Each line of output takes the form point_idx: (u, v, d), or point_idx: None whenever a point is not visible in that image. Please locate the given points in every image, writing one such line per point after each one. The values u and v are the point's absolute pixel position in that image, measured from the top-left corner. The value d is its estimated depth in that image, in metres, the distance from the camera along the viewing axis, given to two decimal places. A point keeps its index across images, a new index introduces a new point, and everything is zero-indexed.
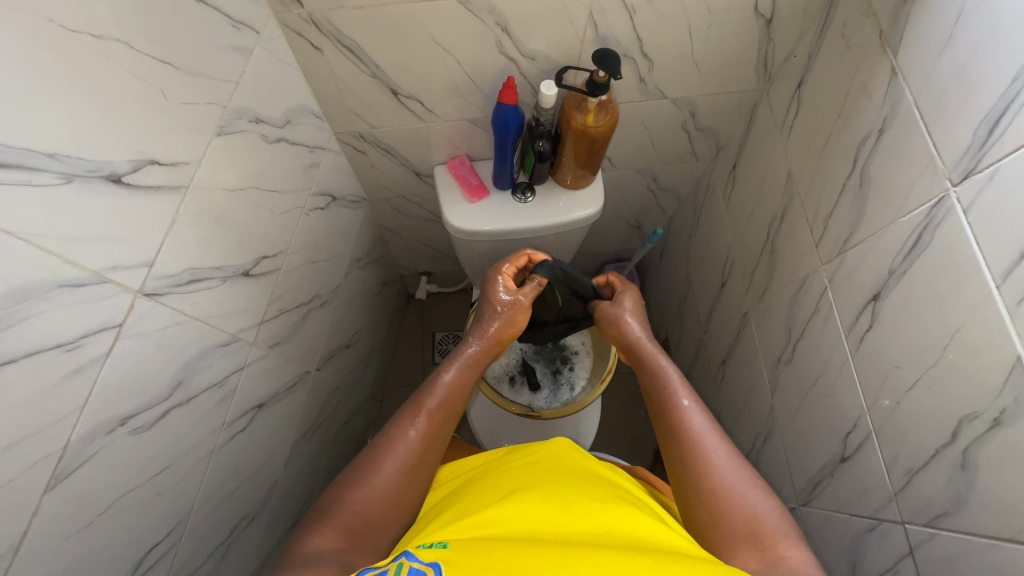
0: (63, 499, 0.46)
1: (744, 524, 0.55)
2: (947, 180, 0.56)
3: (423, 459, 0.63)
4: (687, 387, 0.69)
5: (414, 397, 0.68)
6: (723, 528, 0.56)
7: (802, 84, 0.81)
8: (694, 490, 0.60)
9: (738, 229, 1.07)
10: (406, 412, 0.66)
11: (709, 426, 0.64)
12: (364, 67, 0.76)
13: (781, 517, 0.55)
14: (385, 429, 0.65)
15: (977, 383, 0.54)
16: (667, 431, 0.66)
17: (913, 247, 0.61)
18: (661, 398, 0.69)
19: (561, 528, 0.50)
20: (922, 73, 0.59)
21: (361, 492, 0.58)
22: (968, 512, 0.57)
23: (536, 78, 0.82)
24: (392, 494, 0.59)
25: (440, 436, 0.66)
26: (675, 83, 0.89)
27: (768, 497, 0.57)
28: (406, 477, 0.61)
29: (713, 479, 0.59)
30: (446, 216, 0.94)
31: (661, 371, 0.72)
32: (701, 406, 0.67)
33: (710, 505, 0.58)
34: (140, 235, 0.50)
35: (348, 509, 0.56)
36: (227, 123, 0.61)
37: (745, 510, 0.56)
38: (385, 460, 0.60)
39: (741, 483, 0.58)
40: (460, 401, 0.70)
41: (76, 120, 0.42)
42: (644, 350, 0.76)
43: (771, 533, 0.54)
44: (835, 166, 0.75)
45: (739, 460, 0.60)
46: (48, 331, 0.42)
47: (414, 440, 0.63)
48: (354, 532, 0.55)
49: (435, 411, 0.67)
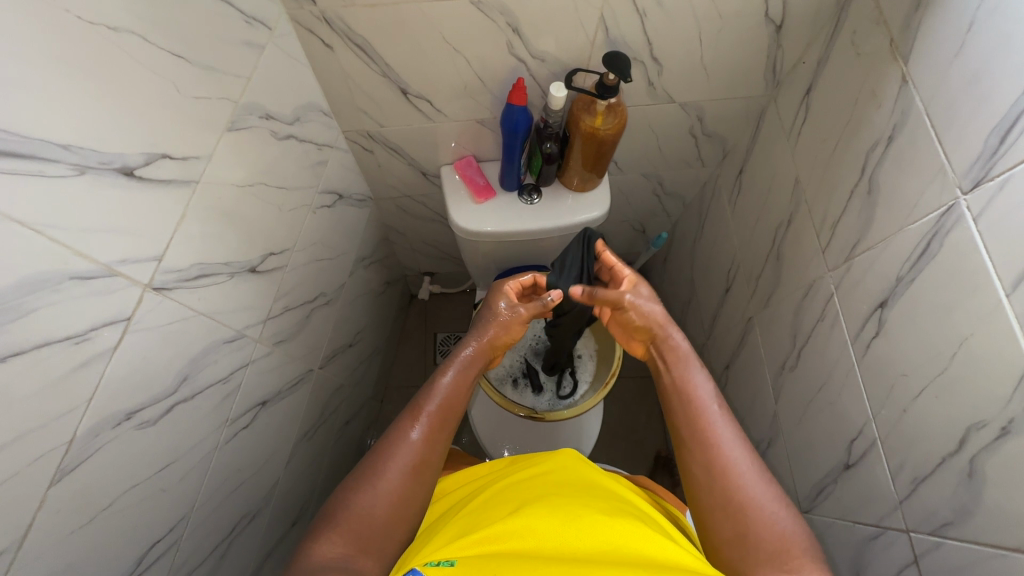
0: (67, 494, 0.46)
1: (771, 542, 0.56)
2: (957, 188, 0.56)
3: (426, 463, 0.62)
4: (716, 395, 0.68)
5: (413, 401, 0.67)
6: (746, 544, 0.57)
7: (811, 91, 0.81)
8: (716, 505, 0.60)
9: (743, 234, 1.07)
10: (407, 415, 0.65)
11: (736, 435, 0.64)
12: (374, 65, 0.76)
13: (804, 534, 0.57)
14: (388, 432, 0.64)
15: (984, 392, 0.54)
16: (691, 436, 0.65)
17: (922, 255, 0.61)
18: (686, 405, 0.67)
19: (568, 545, 0.50)
20: (934, 80, 0.59)
21: (366, 497, 0.57)
22: (975, 522, 0.56)
23: (545, 79, 0.82)
24: (398, 498, 0.58)
25: (442, 438, 0.65)
26: (684, 87, 0.89)
27: (793, 515, 0.58)
28: (411, 480, 0.60)
29: (743, 494, 0.59)
30: (452, 216, 0.94)
31: (690, 374, 0.70)
32: (729, 415, 0.67)
33: (734, 521, 0.58)
34: (150, 229, 0.50)
35: (354, 514, 0.56)
36: (238, 119, 0.61)
37: (771, 527, 0.57)
38: (388, 464, 0.60)
39: (767, 499, 0.59)
40: (460, 401, 0.69)
41: (89, 113, 0.42)
42: (676, 350, 0.73)
43: (796, 553, 0.55)
44: (843, 173, 0.75)
45: (767, 475, 0.61)
46: (58, 323, 0.42)
47: (417, 443, 0.62)
48: (362, 538, 0.55)
49: (435, 414, 0.66)
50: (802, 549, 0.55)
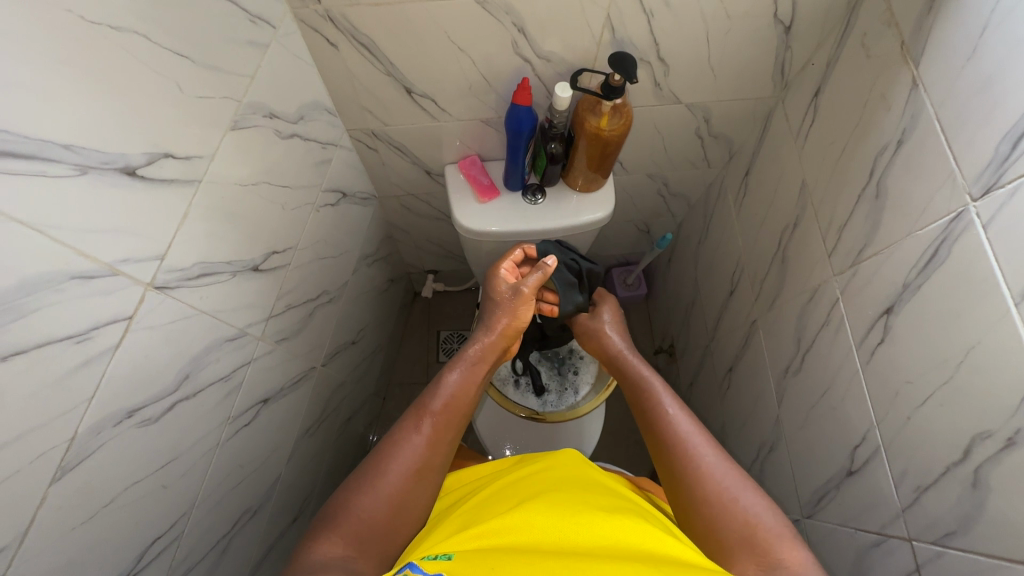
0: (68, 491, 0.46)
1: (737, 526, 0.55)
2: (966, 195, 0.56)
3: (429, 464, 0.62)
4: (670, 394, 0.70)
5: (417, 401, 0.68)
6: (715, 532, 0.56)
7: (819, 93, 0.80)
8: (686, 498, 0.59)
9: (748, 236, 1.06)
10: (412, 416, 0.65)
11: (695, 431, 0.65)
12: (379, 64, 0.76)
13: (774, 517, 0.55)
14: (390, 433, 0.64)
15: (991, 403, 0.53)
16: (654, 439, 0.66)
17: (929, 262, 0.61)
18: (645, 407, 0.69)
19: (566, 539, 0.49)
20: (945, 85, 0.58)
21: (367, 499, 0.57)
22: (977, 532, 0.56)
23: (551, 79, 0.82)
24: (399, 500, 0.58)
25: (447, 440, 0.65)
26: (690, 88, 0.88)
27: (760, 497, 0.57)
28: (411, 482, 0.60)
29: (702, 483, 0.59)
30: (456, 215, 0.94)
31: (644, 379, 0.73)
32: (688, 412, 0.68)
33: (699, 510, 0.58)
34: (151, 228, 0.49)
35: (354, 516, 0.56)
36: (241, 118, 0.61)
37: (736, 513, 0.56)
38: (389, 465, 0.60)
39: (733, 485, 0.58)
40: (467, 402, 0.69)
41: (92, 114, 0.42)
42: (629, 362, 0.77)
43: (762, 535, 0.54)
44: (851, 176, 0.74)
45: (727, 462, 0.61)
46: (58, 323, 0.42)
47: (419, 444, 0.63)
48: (362, 538, 0.55)
49: (442, 417, 0.66)
50: (771, 530, 0.54)
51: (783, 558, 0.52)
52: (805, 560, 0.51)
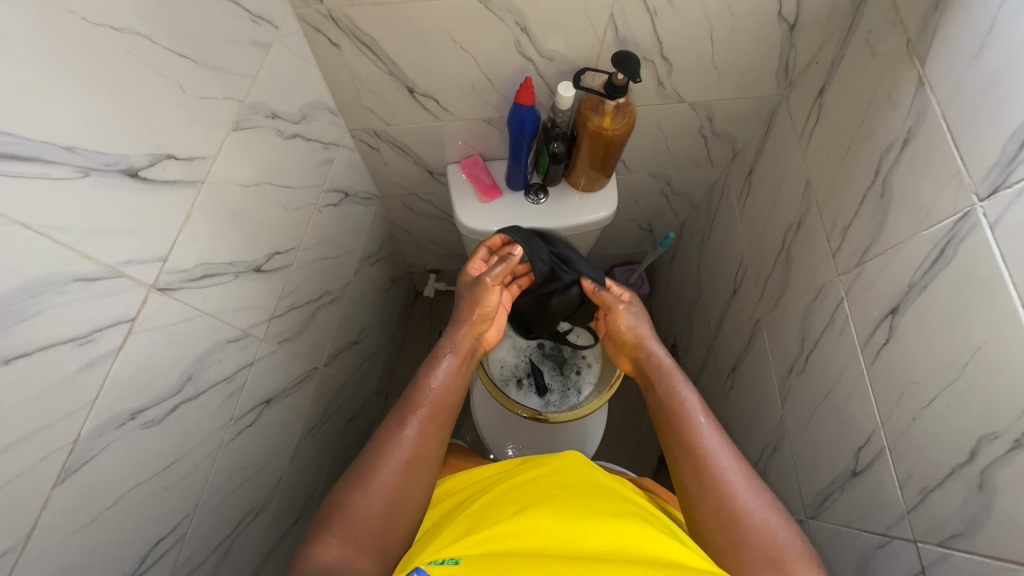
0: (72, 492, 0.46)
1: (765, 549, 0.55)
2: (973, 195, 0.55)
3: (420, 457, 0.62)
4: (703, 407, 0.68)
5: (403, 397, 0.68)
6: (739, 551, 0.56)
7: (824, 91, 0.80)
8: (713, 514, 0.59)
9: (752, 235, 1.05)
10: (397, 412, 0.65)
11: (725, 446, 0.63)
12: (381, 64, 0.76)
13: (798, 542, 0.56)
14: (378, 433, 0.64)
15: (998, 404, 0.53)
16: (681, 449, 0.64)
17: (935, 262, 0.60)
18: (677, 417, 0.67)
19: (573, 544, 0.49)
20: (951, 83, 0.58)
21: (359, 499, 0.57)
22: (984, 534, 0.56)
23: (553, 79, 0.81)
24: (392, 497, 0.58)
25: (435, 431, 0.65)
26: (694, 87, 0.88)
27: (787, 522, 0.58)
28: (403, 476, 0.60)
29: (733, 503, 0.58)
30: (458, 215, 0.93)
31: (676, 388, 0.71)
32: (716, 424, 0.66)
33: (726, 528, 0.57)
34: (154, 230, 0.49)
35: (349, 517, 0.56)
36: (244, 118, 0.60)
37: (764, 536, 0.56)
38: (379, 461, 0.60)
39: (760, 506, 0.58)
40: (451, 394, 0.69)
41: (95, 115, 0.42)
42: (663, 367, 0.75)
43: (789, 560, 0.54)
44: (856, 176, 0.74)
45: (756, 481, 0.60)
46: (60, 325, 0.41)
47: (408, 438, 0.63)
48: (358, 537, 0.55)
49: (428, 410, 0.66)
50: (797, 554, 0.55)
51: None
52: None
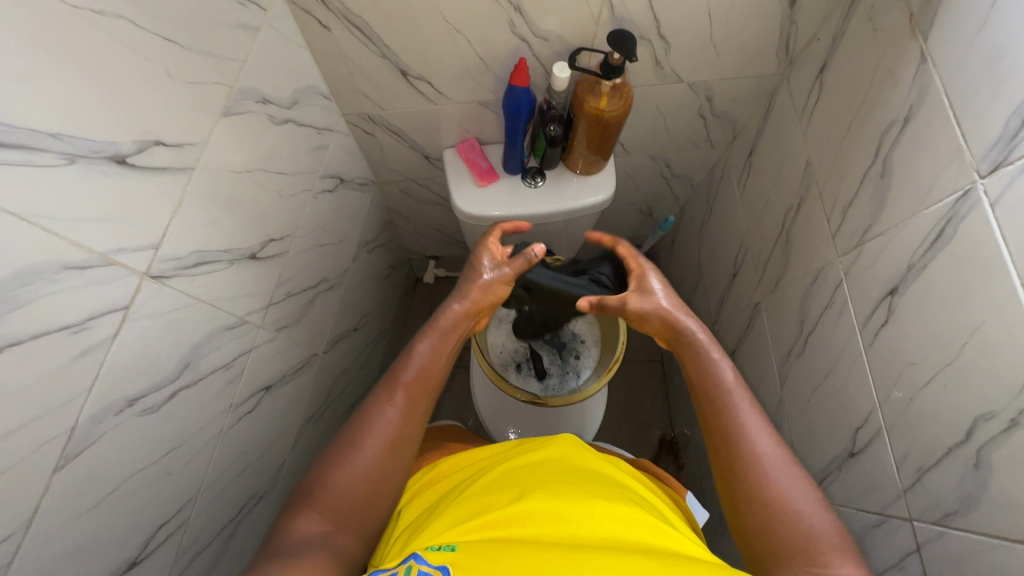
0: (72, 479, 0.46)
1: (798, 541, 0.53)
2: (974, 172, 0.54)
3: (404, 438, 0.62)
4: (741, 386, 0.65)
5: (390, 371, 0.67)
6: (768, 538, 0.54)
7: (825, 69, 0.78)
8: (746, 503, 0.57)
9: (752, 217, 1.04)
10: (384, 387, 0.65)
11: (763, 429, 0.61)
12: (373, 46, 0.74)
13: (836, 531, 0.53)
14: (364, 405, 0.64)
15: (994, 384, 0.53)
16: (719, 432, 0.62)
17: (935, 241, 0.59)
18: (715, 399, 0.64)
19: (568, 531, 0.49)
20: (953, 58, 0.56)
21: (344, 473, 0.57)
22: (979, 512, 0.56)
23: (548, 60, 0.80)
24: (376, 473, 0.59)
25: (419, 410, 0.65)
26: (691, 66, 0.86)
27: (826, 511, 0.55)
28: (387, 454, 0.60)
29: (768, 490, 0.56)
30: (455, 200, 0.93)
31: (712, 365, 0.67)
32: (755, 407, 0.63)
33: (758, 516, 0.56)
34: (145, 217, 0.49)
35: (330, 492, 0.56)
36: (234, 104, 0.60)
37: (797, 524, 0.54)
38: (364, 439, 0.60)
39: (797, 496, 0.56)
40: (438, 372, 0.69)
41: (81, 102, 0.41)
42: (697, 343, 0.70)
43: (825, 549, 0.52)
44: (857, 155, 0.73)
45: (797, 471, 0.57)
46: (53, 313, 0.42)
47: (393, 416, 0.62)
48: (339, 512, 0.56)
49: (414, 388, 0.66)
50: (833, 544, 0.52)
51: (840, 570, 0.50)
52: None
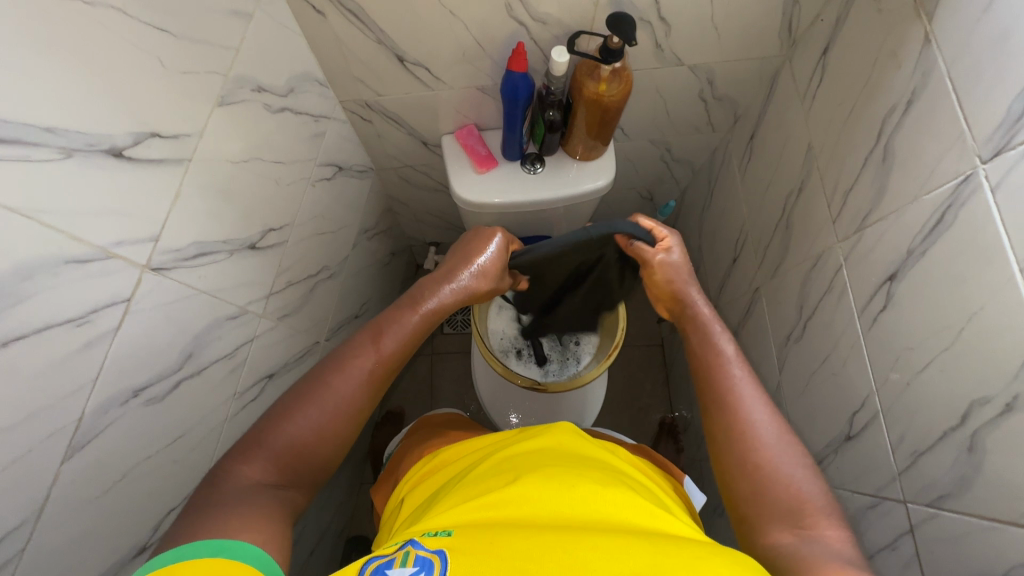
0: (81, 467, 0.47)
1: (786, 503, 0.54)
2: (976, 157, 0.54)
3: (371, 398, 0.58)
4: (740, 359, 0.66)
5: (370, 328, 0.62)
6: (759, 503, 0.55)
7: (828, 50, 0.77)
8: (738, 469, 0.57)
9: (753, 202, 1.04)
10: (359, 343, 0.59)
11: (759, 398, 0.61)
12: (369, 32, 0.73)
13: (824, 495, 0.54)
14: (335, 356, 0.59)
15: (990, 370, 0.53)
16: (716, 402, 0.62)
17: (935, 227, 0.59)
18: (711, 367, 0.65)
19: (561, 512, 0.51)
20: (958, 40, 0.55)
21: (302, 425, 0.53)
22: (972, 494, 0.57)
23: (547, 44, 0.79)
24: (335, 431, 0.54)
25: (389, 374, 0.61)
26: (692, 49, 0.85)
27: (814, 476, 0.56)
28: (351, 414, 0.56)
29: (758, 455, 0.57)
30: (454, 187, 0.92)
31: (713, 339, 0.68)
32: (752, 378, 0.64)
33: (748, 479, 0.56)
34: (143, 210, 0.49)
35: (285, 443, 0.52)
36: (229, 93, 0.59)
37: (787, 488, 0.54)
38: (330, 394, 0.55)
39: (789, 461, 0.56)
40: (416, 340, 0.64)
41: (74, 95, 0.41)
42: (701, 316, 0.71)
43: (812, 512, 0.52)
44: (859, 138, 0.72)
45: (789, 436, 0.58)
46: (55, 306, 0.42)
47: (365, 376, 0.58)
48: (288, 464, 0.51)
49: (391, 352, 0.61)
50: (819, 507, 0.53)
51: (823, 533, 0.51)
52: (845, 539, 0.51)
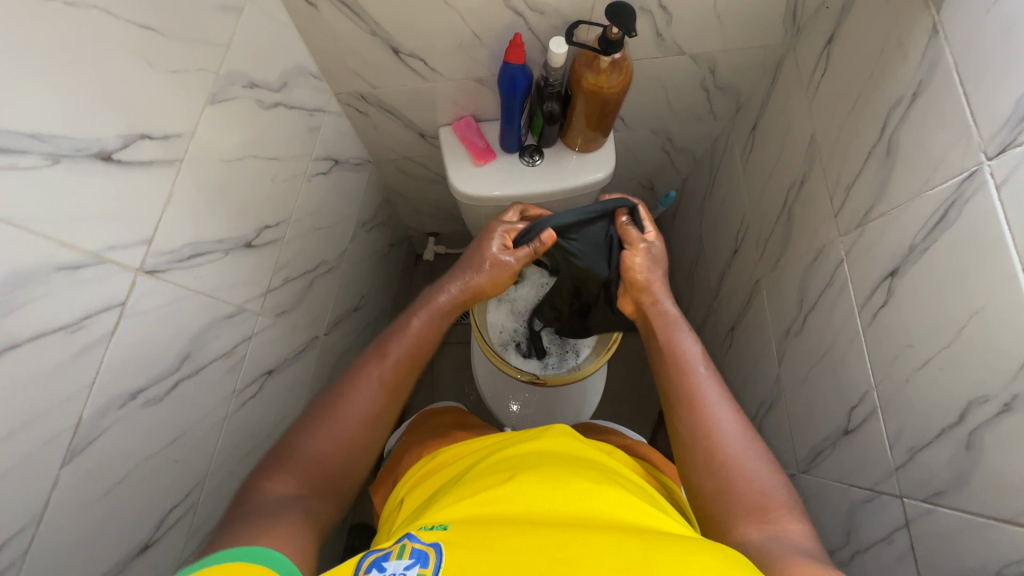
0: (80, 471, 0.48)
1: (751, 498, 0.55)
2: (982, 153, 0.53)
3: (386, 407, 0.62)
4: (705, 360, 0.69)
5: (378, 341, 0.66)
6: (724, 499, 0.56)
7: (832, 39, 0.75)
8: (703, 467, 0.59)
9: (754, 193, 1.03)
10: (369, 356, 0.64)
11: (723, 398, 0.64)
12: (362, 23, 0.72)
13: (785, 490, 0.56)
14: (348, 370, 0.63)
15: (990, 369, 0.53)
16: (681, 401, 0.64)
17: (937, 223, 0.59)
18: (676, 366, 0.68)
19: (555, 508, 0.51)
20: (967, 32, 0.54)
21: (324, 438, 0.56)
22: (969, 491, 0.57)
23: (545, 34, 0.77)
24: (355, 441, 0.58)
25: (404, 383, 0.64)
26: (694, 37, 0.83)
27: (777, 473, 0.58)
28: (369, 423, 0.59)
29: (724, 453, 0.59)
30: (452, 180, 0.91)
31: (679, 339, 0.71)
32: (717, 378, 0.67)
33: (714, 476, 0.58)
34: (135, 213, 0.48)
35: (308, 455, 0.55)
36: (220, 90, 0.58)
37: (752, 483, 0.56)
38: (347, 405, 0.59)
39: (752, 458, 0.58)
40: (426, 348, 0.68)
41: (60, 98, 0.40)
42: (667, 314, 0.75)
43: (775, 507, 0.54)
44: (863, 131, 0.71)
45: (752, 435, 0.60)
46: (48, 313, 0.42)
47: (378, 385, 0.62)
48: (313, 475, 0.54)
49: (401, 360, 0.65)
50: (780, 503, 0.55)
51: (786, 528, 0.52)
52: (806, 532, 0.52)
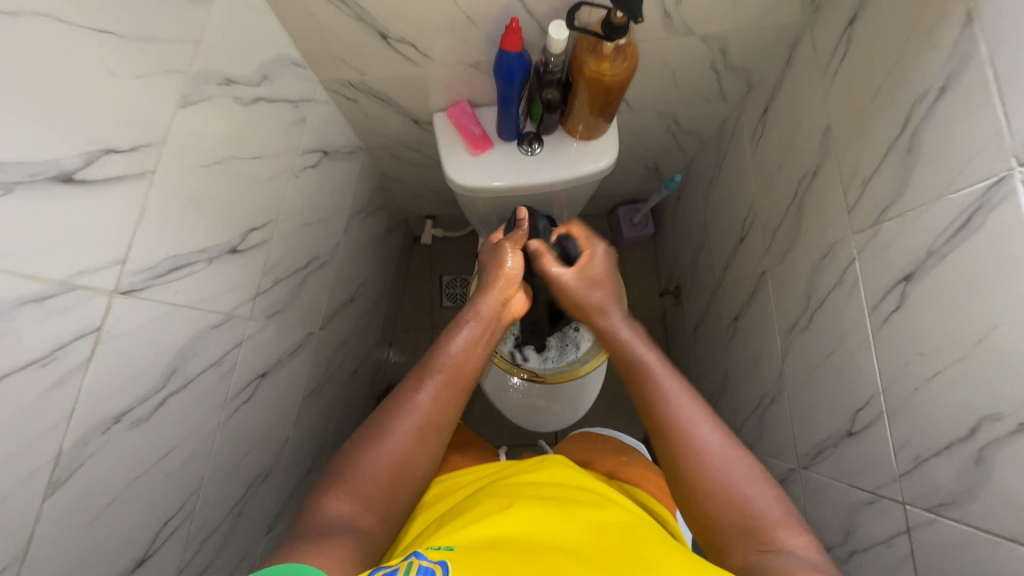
0: (65, 500, 0.47)
1: (744, 522, 0.52)
2: (1012, 159, 0.49)
3: (437, 423, 0.62)
4: (675, 374, 0.64)
5: (422, 360, 0.66)
6: (720, 524, 0.53)
7: (854, 21, 0.70)
8: (691, 489, 0.56)
9: (763, 180, 0.98)
10: (414, 376, 0.64)
11: (702, 415, 0.59)
12: (345, 7, 0.67)
13: (782, 508, 0.53)
14: (396, 390, 0.64)
15: (1005, 388, 0.51)
16: (655, 426, 0.61)
17: (958, 230, 0.55)
18: (643, 386, 0.63)
19: (556, 537, 0.49)
20: (1005, 24, 0.49)
21: (373, 457, 0.57)
22: (975, 506, 0.56)
23: (545, 17, 0.72)
24: (405, 459, 0.58)
25: (453, 398, 0.64)
26: (704, 17, 0.77)
27: (769, 489, 0.54)
28: (417, 441, 0.60)
29: (710, 476, 0.55)
30: (447, 171, 0.87)
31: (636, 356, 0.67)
32: (689, 391, 0.62)
33: (704, 500, 0.55)
34: (104, 233, 0.46)
35: (361, 475, 0.56)
36: (193, 91, 0.54)
37: (743, 506, 0.53)
38: (395, 424, 0.59)
39: (740, 478, 0.55)
40: (474, 362, 0.67)
41: (10, 118, 0.37)
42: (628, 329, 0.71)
43: (770, 528, 0.51)
44: (883, 123, 0.66)
45: (737, 452, 0.56)
46: (16, 349, 0.40)
47: (425, 403, 0.62)
48: (366, 495, 0.55)
49: (445, 375, 0.64)
50: (777, 523, 0.51)
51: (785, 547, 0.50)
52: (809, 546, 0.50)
